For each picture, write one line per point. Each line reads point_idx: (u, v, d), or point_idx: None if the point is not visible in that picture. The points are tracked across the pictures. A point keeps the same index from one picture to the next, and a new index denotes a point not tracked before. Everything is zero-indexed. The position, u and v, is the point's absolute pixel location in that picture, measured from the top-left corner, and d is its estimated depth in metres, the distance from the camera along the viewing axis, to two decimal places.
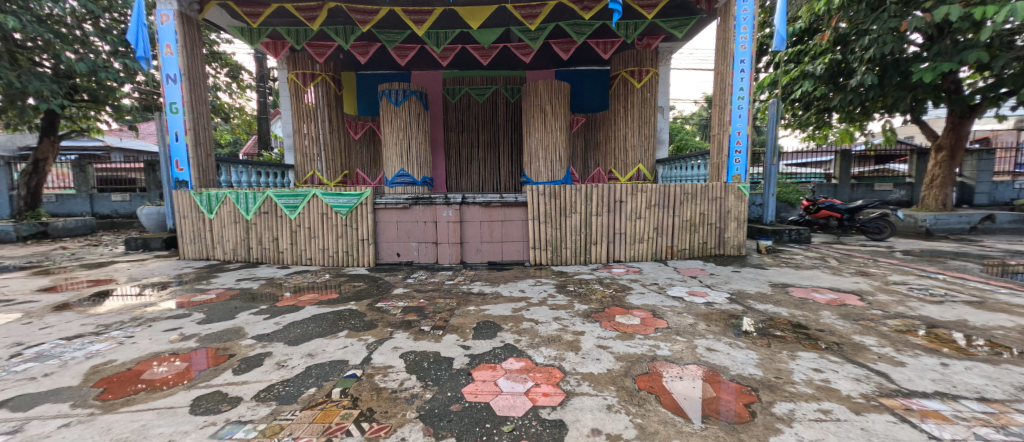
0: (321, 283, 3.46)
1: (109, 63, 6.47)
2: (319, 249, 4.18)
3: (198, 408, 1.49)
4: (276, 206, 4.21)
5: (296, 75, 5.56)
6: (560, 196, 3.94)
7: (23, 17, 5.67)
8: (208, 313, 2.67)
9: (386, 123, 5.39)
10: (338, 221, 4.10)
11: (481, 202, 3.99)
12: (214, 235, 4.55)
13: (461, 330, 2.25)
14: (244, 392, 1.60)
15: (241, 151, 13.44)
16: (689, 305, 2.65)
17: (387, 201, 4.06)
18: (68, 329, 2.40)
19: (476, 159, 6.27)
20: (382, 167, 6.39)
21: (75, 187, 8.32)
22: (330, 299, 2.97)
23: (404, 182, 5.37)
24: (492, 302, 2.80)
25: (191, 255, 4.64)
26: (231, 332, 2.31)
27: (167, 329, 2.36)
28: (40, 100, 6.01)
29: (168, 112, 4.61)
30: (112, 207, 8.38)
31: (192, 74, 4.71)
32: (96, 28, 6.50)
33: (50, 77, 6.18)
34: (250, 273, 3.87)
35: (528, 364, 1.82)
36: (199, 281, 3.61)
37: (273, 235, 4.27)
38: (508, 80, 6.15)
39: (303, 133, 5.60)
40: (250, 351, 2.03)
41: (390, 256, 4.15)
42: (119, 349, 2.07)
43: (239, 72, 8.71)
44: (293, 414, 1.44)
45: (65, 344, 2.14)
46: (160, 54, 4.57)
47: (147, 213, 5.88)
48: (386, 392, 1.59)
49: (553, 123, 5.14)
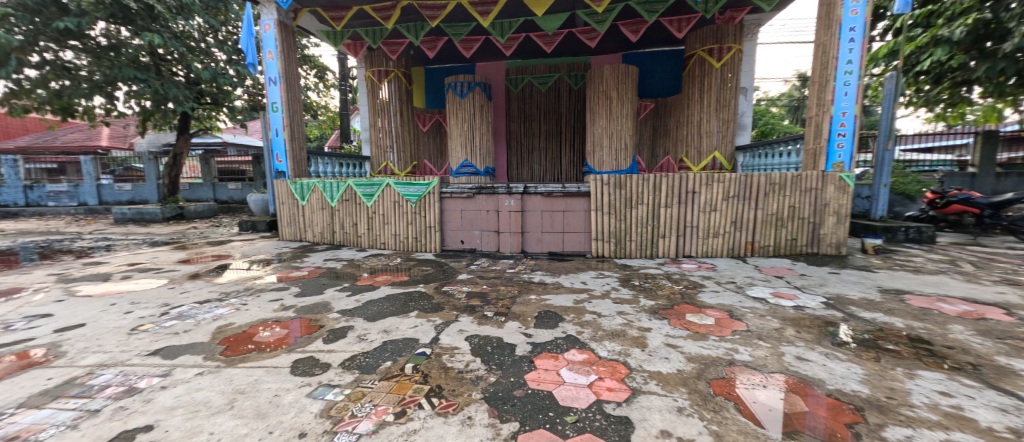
0: (393, 266, 3.71)
1: (226, 70, 7.62)
2: (391, 235, 4.49)
3: (297, 369, 1.70)
4: (356, 194, 4.59)
5: (373, 73, 5.97)
6: (626, 187, 3.77)
7: (165, 35, 6.78)
8: (303, 288, 3.02)
9: (452, 115, 5.55)
10: (409, 209, 4.36)
11: (543, 192, 3.97)
12: (305, 219, 5.11)
13: (523, 318, 2.28)
14: (333, 359, 1.79)
15: (327, 145, 14.86)
16: (774, 307, 2.39)
17: (452, 190, 4.20)
18: (199, 294, 2.88)
19: (537, 149, 6.23)
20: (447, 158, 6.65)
21: (202, 177, 9.86)
22: (402, 280, 3.19)
23: (467, 173, 5.53)
24: (553, 291, 2.80)
25: (288, 237, 5.27)
26: (321, 305, 2.59)
27: (272, 299, 2.73)
28: (177, 104, 7.18)
29: (270, 110, 5.26)
30: (228, 194, 9.81)
31: (289, 76, 5.31)
32: (216, 40, 7.64)
33: (183, 85, 7.31)
34: (334, 255, 4.30)
35: (590, 357, 1.78)
36: (294, 259, 4.10)
37: (353, 221, 4.68)
38: (571, 67, 5.99)
39: (378, 127, 6.03)
40: (336, 324, 2.25)
41: (454, 243, 4.32)
42: (237, 314, 2.43)
43: (324, 72, 9.61)
44: (373, 383, 1.57)
45: (198, 307, 2.57)
46: (264, 59, 5.21)
47: (254, 199, 6.77)
48: (453, 372, 1.67)
49: (618, 110, 4.89)
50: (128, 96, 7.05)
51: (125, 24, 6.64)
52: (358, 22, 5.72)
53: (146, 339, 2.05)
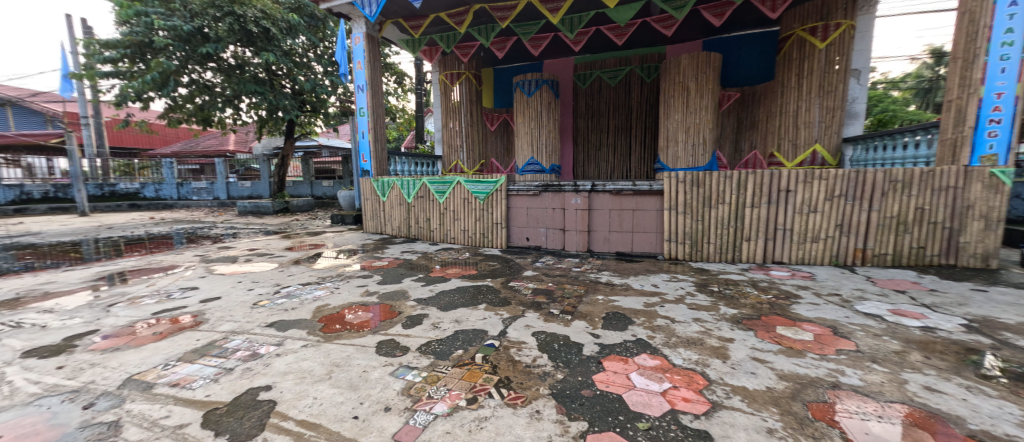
0: (462, 260, 3.88)
1: (323, 81, 8.82)
2: (461, 230, 4.69)
3: (381, 349, 1.87)
4: (429, 192, 4.88)
5: (446, 76, 6.27)
6: (705, 185, 3.50)
7: (277, 53, 7.88)
8: (384, 276, 3.30)
9: (519, 114, 5.61)
10: (477, 206, 4.52)
11: (611, 190, 3.84)
12: (385, 214, 5.55)
13: (590, 318, 2.24)
14: (411, 343, 1.94)
15: (404, 145, 15.97)
16: (892, 327, 2.04)
17: (518, 188, 4.26)
18: (302, 277, 3.30)
19: (605, 145, 6.04)
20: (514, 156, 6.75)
21: (303, 175, 11.24)
22: (470, 274, 3.33)
23: (533, 171, 5.56)
24: (621, 293, 2.70)
25: (370, 230, 5.78)
26: (399, 293, 2.81)
27: (359, 285, 3.02)
28: (284, 112, 8.30)
29: (358, 115, 5.82)
30: (323, 191, 11.06)
31: (374, 83, 5.81)
32: (315, 55, 8.69)
33: (290, 96, 8.39)
34: (410, 247, 4.62)
35: (664, 363, 1.69)
36: (376, 250, 4.49)
37: (426, 216, 4.98)
38: (643, 59, 5.67)
39: (450, 128, 6.32)
40: (413, 311, 2.43)
41: (520, 240, 4.37)
42: (331, 296, 2.74)
43: (403, 78, 10.35)
44: (446, 369, 1.67)
45: (301, 288, 2.95)
46: (354, 69, 5.77)
47: (342, 194, 7.55)
48: (521, 365, 1.70)
49: (696, 102, 4.52)
50: (249, 107, 8.30)
51: (248, 45, 7.78)
52: (434, 29, 6.06)
53: (263, 313, 2.40)
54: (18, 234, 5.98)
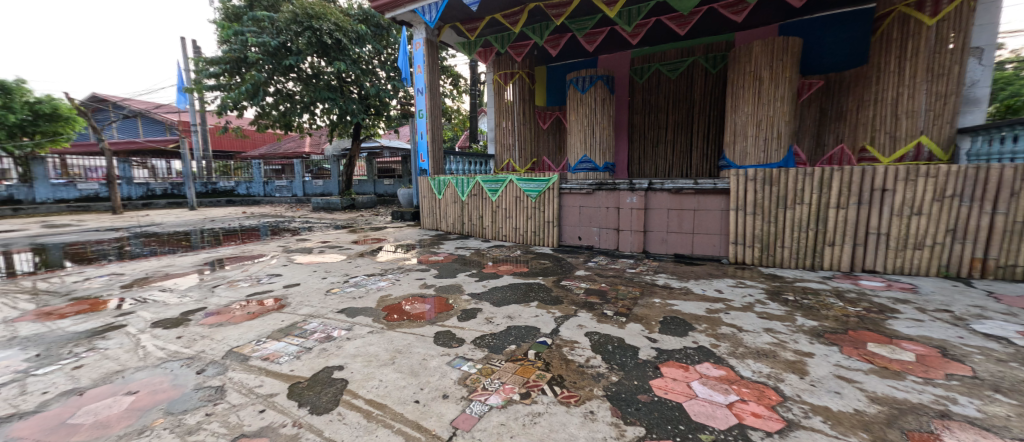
0: (514, 257, 3.92)
1: (386, 85, 9.37)
2: (513, 228, 4.73)
3: (438, 340, 1.95)
4: (483, 190, 4.99)
5: (499, 76, 6.36)
6: (779, 183, 3.21)
7: (347, 61, 8.53)
8: (440, 270, 3.44)
9: (572, 112, 5.52)
10: (529, 204, 4.53)
11: (670, 188, 3.66)
12: (440, 211, 5.78)
13: (646, 321, 2.16)
14: (466, 336, 2.00)
15: (459, 145, 16.44)
16: (1020, 352, 1.73)
17: (571, 186, 4.21)
18: (367, 269, 3.55)
19: (663, 142, 5.75)
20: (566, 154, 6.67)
21: (367, 174, 12.04)
22: (522, 271, 3.35)
23: (585, 169, 5.46)
24: (680, 297, 2.57)
25: (427, 226, 6.05)
26: (454, 287, 2.91)
27: (417, 278, 3.18)
28: (352, 116, 8.96)
29: (418, 117, 6.12)
30: (385, 189, 11.76)
31: (433, 86, 6.07)
32: (380, 62, 9.29)
33: (357, 101, 9.05)
34: (463, 244, 4.76)
35: (729, 374, 1.59)
36: (432, 246, 4.69)
37: (479, 214, 5.10)
38: (707, 48, 5.34)
39: (502, 127, 6.40)
40: (467, 305, 2.51)
41: (571, 239, 4.31)
42: (393, 288, 2.92)
43: (458, 80, 10.68)
44: (500, 363, 1.70)
45: (367, 279, 3.17)
46: (415, 73, 6.07)
47: (402, 192, 7.98)
48: (574, 365, 1.68)
49: (768, 93, 4.14)
50: (323, 112, 9.08)
51: (323, 56, 8.51)
52: (489, 30, 6.18)
53: (335, 299, 2.62)
54: (143, 224, 7.09)
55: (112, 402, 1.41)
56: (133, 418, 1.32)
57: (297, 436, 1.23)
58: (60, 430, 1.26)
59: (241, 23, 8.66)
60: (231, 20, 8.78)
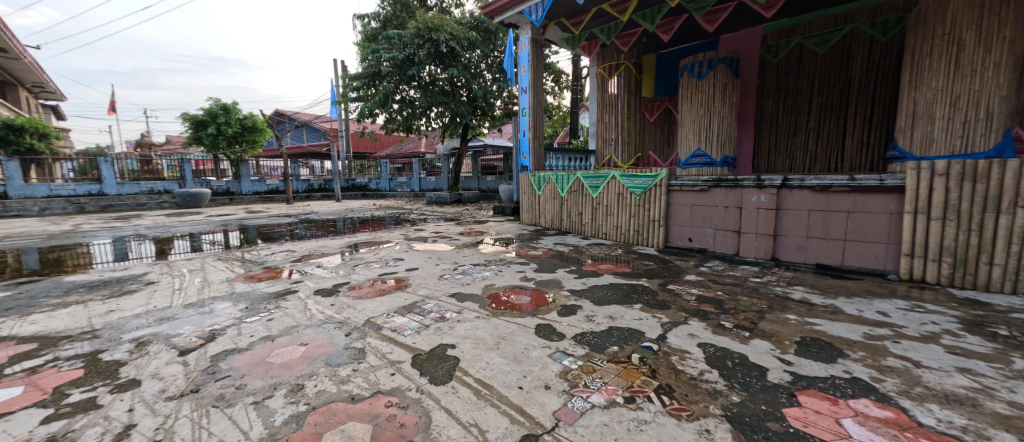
0: (614, 256, 3.78)
1: (492, 87, 9.88)
2: (613, 226, 4.55)
3: (540, 332, 2.01)
4: (583, 186, 4.92)
5: (604, 69, 6.14)
6: (987, 181, 2.47)
7: (459, 67, 9.24)
8: (540, 265, 3.51)
9: (686, 100, 5.05)
10: (632, 201, 4.31)
11: (813, 185, 3.09)
12: (540, 207, 5.87)
13: (776, 339, 1.88)
14: (566, 331, 2.02)
15: (558, 141, 16.48)
16: None
17: (682, 182, 3.87)
18: (473, 259, 3.82)
19: (803, 130, 4.90)
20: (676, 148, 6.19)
21: (472, 172, 12.90)
22: (624, 271, 3.22)
23: (699, 163, 4.99)
24: (822, 316, 2.17)
25: (526, 221, 6.20)
26: (555, 282, 2.95)
27: (518, 271, 3.30)
28: (461, 117, 9.69)
29: (521, 115, 6.35)
30: (488, 185, 12.46)
31: (536, 84, 6.22)
32: (487, 65, 9.83)
33: (466, 103, 9.76)
34: (562, 240, 4.76)
35: (894, 416, 1.30)
36: (531, 240, 4.80)
37: (579, 210, 5.04)
38: (875, 11, 4.29)
39: (605, 122, 6.17)
40: (567, 301, 2.52)
41: (681, 241, 3.97)
42: (497, 278, 3.09)
43: (560, 76, 10.72)
44: (602, 362, 1.67)
45: (473, 268, 3.41)
46: (519, 73, 6.30)
47: (503, 188, 8.36)
48: (685, 376, 1.56)
49: (970, 61, 3.20)
50: (437, 115, 10.02)
51: (439, 64, 9.35)
52: (595, 23, 6.02)
53: (448, 285, 2.89)
54: (304, 212, 8.78)
55: (290, 349, 1.80)
56: (304, 364, 1.66)
57: (420, 401, 1.40)
58: (260, 366, 1.65)
59: (376, 42, 10.03)
60: (369, 40, 10.24)
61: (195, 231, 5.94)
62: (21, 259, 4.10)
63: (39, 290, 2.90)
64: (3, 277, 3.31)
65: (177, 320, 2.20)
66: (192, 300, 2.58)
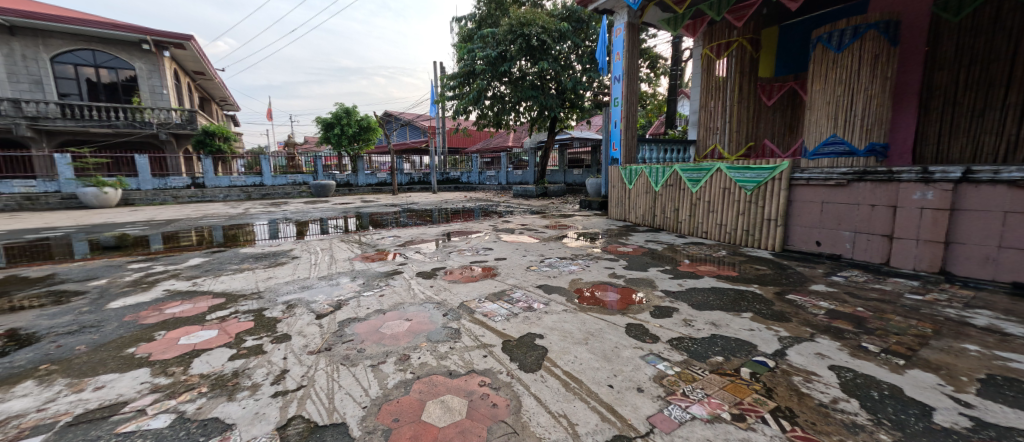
0: (716, 258, 3.41)
1: (583, 78, 9.63)
2: (716, 224, 4.11)
3: (631, 331, 1.91)
4: (681, 180, 4.53)
5: (710, 49, 5.63)
6: None
7: (549, 59, 9.19)
8: (630, 262, 3.34)
9: (818, 79, 4.30)
10: (741, 197, 3.84)
11: (1012, 179, 2.38)
12: (630, 202, 5.58)
13: (944, 373, 1.50)
14: (661, 334, 1.88)
15: (651, 132, 15.49)
16: None
17: (811, 175, 3.29)
18: (559, 252, 3.79)
19: (999, 107, 3.75)
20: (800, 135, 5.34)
21: (559, 165, 12.83)
22: (729, 275, 2.89)
23: (833, 153, 4.24)
24: (1018, 351, 1.67)
25: (614, 216, 5.96)
26: (647, 281, 2.78)
27: (607, 267, 3.18)
28: (550, 110, 9.65)
29: (613, 106, 6.15)
30: (574, 179, 12.29)
31: (631, 71, 5.94)
32: (577, 56, 9.62)
33: (555, 96, 9.68)
34: (654, 237, 4.46)
35: None
36: (620, 236, 4.59)
37: (675, 206, 4.66)
38: None
39: (709, 108, 5.65)
40: (661, 301, 2.35)
41: (804, 244, 3.42)
42: (585, 272, 3.02)
43: (657, 61, 10.03)
44: (703, 372, 1.52)
45: (560, 261, 3.39)
46: (613, 61, 6.11)
47: (590, 182, 8.15)
48: (812, 401, 1.33)
49: None
50: (526, 109, 10.16)
51: (530, 58, 9.43)
52: None
53: (535, 276, 2.92)
54: (405, 203, 9.68)
55: (397, 323, 1.99)
56: (409, 338, 1.83)
57: (510, 385, 1.44)
58: (374, 335, 1.86)
59: (471, 42, 10.49)
60: (465, 41, 10.76)
61: (323, 217, 6.95)
62: (209, 234, 5.25)
63: (223, 258, 3.69)
64: (202, 247, 4.29)
65: (313, 289, 2.61)
66: (323, 273, 3.03)
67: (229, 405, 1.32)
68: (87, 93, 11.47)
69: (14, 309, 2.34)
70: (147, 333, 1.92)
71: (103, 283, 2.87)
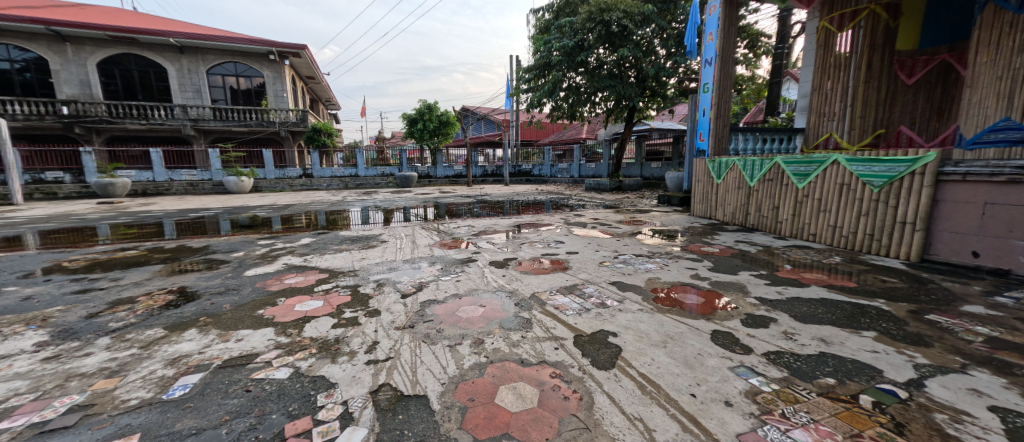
0: (827, 265, 2.95)
1: (667, 63, 8.96)
2: (828, 226, 3.55)
3: (718, 339, 1.74)
4: (783, 174, 3.99)
5: (830, 20, 4.89)
6: None
7: (630, 46, 8.70)
8: (716, 263, 3.04)
9: (982, 47, 3.51)
10: (863, 195, 3.25)
11: None
12: (718, 198, 5.07)
13: None
14: (756, 345, 1.68)
15: (744, 121, 13.95)
16: None
17: (970, 169, 2.65)
18: (635, 248, 3.61)
19: None
20: (953, 120, 4.31)
21: (635, 158, 12.19)
22: (843, 285, 2.48)
23: (999, 141, 3.40)
24: None
25: (698, 213, 5.49)
26: (738, 286, 2.51)
27: (689, 267, 2.94)
28: (629, 100, 9.17)
29: (703, 92, 5.67)
30: (651, 172, 11.60)
31: (725, 53, 5.39)
32: (661, 40, 8.96)
33: (635, 84, 9.16)
34: (746, 237, 4.01)
35: None
36: (705, 235, 4.21)
37: (774, 203, 4.13)
38: None
39: (824, 90, 4.96)
40: (755, 309, 2.10)
41: (953, 255, 2.78)
42: (663, 271, 2.83)
43: (757, 41, 8.96)
44: (809, 394, 1.33)
45: (635, 258, 3.22)
46: (705, 42, 5.61)
47: (671, 176, 7.61)
48: None
49: None
50: (602, 100, 9.79)
51: (609, 46, 9.03)
52: None
53: (609, 272, 2.81)
54: (479, 194, 10.02)
55: (472, 309, 2.07)
56: (483, 323, 1.88)
57: (583, 380, 1.41)
58: (451, 318, 1.95)
59: (549, 32, 10.34)
60: (542, 32, 10.65)
61: (406, 205, 7.50)
62: (314, 218, 6.00)
63: (326, 239, 4.20)
64: (309, 228, 4.91)
65: (397, 271, 2.83)
66: (406, 257, 3.27)
67: (333, 367, 1.49)
68: (230, 98, 13.66)
69: (181, 271, 2.92)
70: (271, 299, 2.26)
71: (239, 255, 3.45)
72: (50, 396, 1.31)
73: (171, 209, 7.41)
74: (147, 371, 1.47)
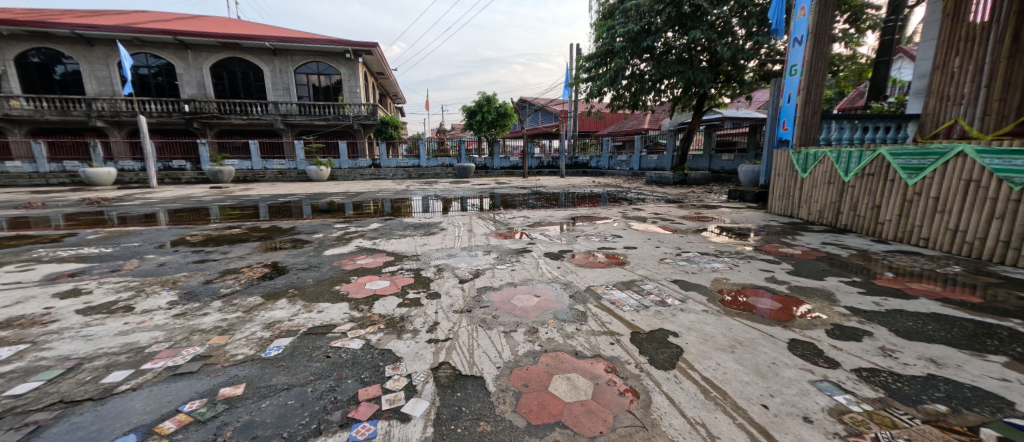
0: (940, 275, 2.52)
1: (746, 44, 8.16)
2: (945, 229, 3.03)
3: (796, 349, 1.58)
4: (888, 168, 3.46)
5: None
6: None
7: (704, 26, 8.02)
8: (797, 266, 2.75)
9: None
10: (996, 194, 2.71)
11: None
12: (803, 194, 4.56)
13: None
14: (842, 359, 1.50)
15: (838, 107, 12.28)
16: None
17: None
18: (701, 246, 3.38)
19: None
20: None
21: (704, 149, 11.31)
22: (960, 299, 2.11)
23: None
24: None
25: (777, 211, 4.98)
26: (823, 293, 2.24)
27: (764, 269, 2.69)
28: (700, 86, 8.51)
29: (789, 75, 5.09)
30: (721, 165, 10.71)
31: (820, 29, 4.78)
32: (740, 19, 8.17)
33: (707, 69, 8.48)
34: (836, 239, 3.56)
35: None
36: (785, 234, 3.82)
37: (874, 201, 3.62)
38: None
39: (949, 70, 4.28)
40: (844, 320, 1.87)
41: None
42: (732, 272, 2.62)
43: (861, 14, 7.80)
44: (911, 420, 1.16)
45: (700, 256, 3.02)
46: (795, 18, 5.03)
47: (745, 169, 6.97)
48: None
49: None
50: (668, 87, 9.23)
51: (679, 29, 8.43)
52: None
53: (670, 269, 2.68)
54: (534, 186, 10.02)
55: (527, 298, 2.09)
56: (537, 313, 1.90)
57: (640, 377, 1.37)
58: (507, 305, 2.00)
59: (613, 17, 9.90)
60: (605, 17, 10.20)
61: (463, 196, 7.74)
62: (381, 205, 6.44)
63: (392, 224, 4.48)
64: (376, 215, 5.28)
65: (455, 258, 2.95)
66: (464, 245, 3.39)
67: (399, 343, 1.60)
68: (314, 94, 15.03)
69: (273, 249, 3.32)
70: (345, 277, 2.49)
71: (318, 236, 3.82)
72: (179, 346, 1.57)
73: (263, 194, 8.40)
74: (249, 332, 1.70)
